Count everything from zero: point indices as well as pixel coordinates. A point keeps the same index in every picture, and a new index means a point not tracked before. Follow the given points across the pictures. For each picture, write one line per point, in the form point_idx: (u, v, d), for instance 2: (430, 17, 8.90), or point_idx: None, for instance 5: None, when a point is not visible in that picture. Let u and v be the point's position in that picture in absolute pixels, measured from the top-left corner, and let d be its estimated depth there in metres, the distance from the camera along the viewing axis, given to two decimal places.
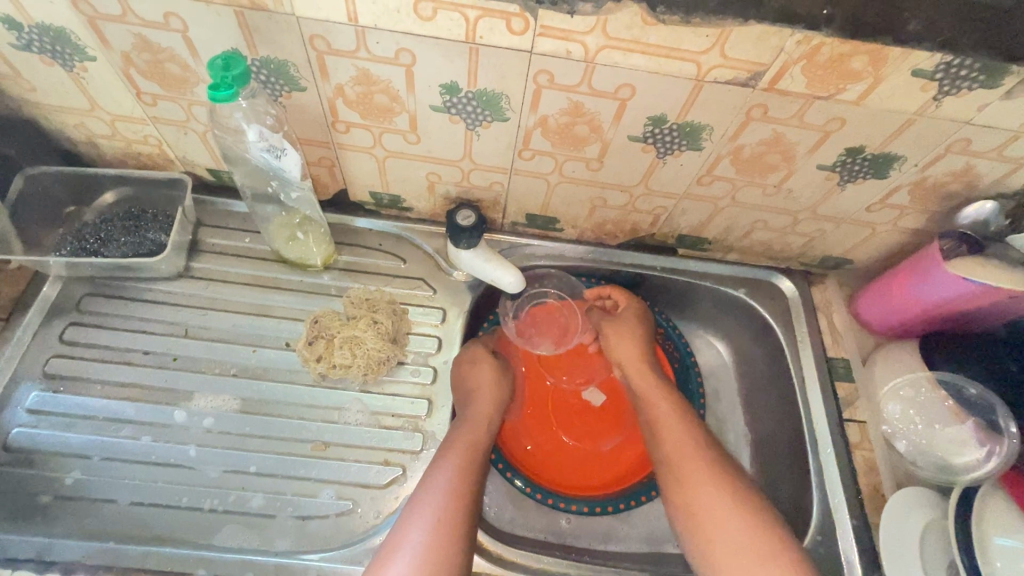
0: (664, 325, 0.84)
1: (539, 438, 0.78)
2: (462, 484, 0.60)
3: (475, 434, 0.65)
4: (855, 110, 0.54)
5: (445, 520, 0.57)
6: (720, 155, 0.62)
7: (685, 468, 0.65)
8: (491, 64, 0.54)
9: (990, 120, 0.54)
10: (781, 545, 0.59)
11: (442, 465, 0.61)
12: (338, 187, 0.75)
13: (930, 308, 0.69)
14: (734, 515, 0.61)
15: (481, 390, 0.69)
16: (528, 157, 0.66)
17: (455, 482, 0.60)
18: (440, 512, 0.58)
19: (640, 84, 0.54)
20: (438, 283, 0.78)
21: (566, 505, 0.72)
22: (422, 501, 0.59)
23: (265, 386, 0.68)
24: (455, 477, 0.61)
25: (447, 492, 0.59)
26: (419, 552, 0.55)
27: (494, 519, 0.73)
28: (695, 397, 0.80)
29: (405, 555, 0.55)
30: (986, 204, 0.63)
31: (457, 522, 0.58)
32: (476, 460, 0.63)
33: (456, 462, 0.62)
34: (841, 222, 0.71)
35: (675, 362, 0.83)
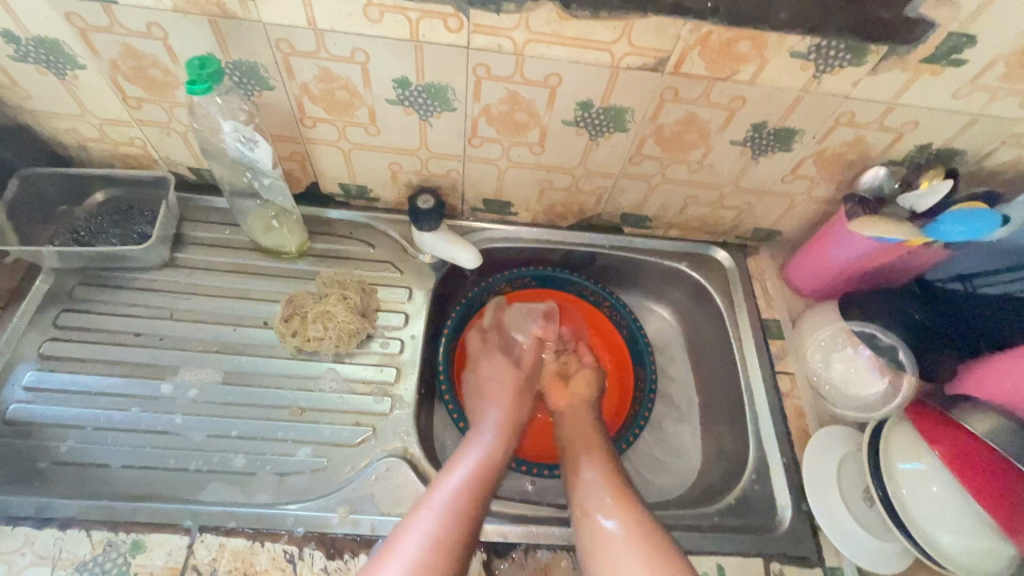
0: (608, 298, 0.91)
1: None
2: (481, 480, 0.67)
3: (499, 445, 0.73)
4: (751, 89, 0.63)
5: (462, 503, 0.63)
6: (644, 135, 0.70)
7: (590, 480, 0.69)
8: (435, 59, 0.62)
9: (865, 94, 0.63)
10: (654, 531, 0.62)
11: (462, 463, 0.68)
12: (310, 180, 0.82)
13: (847, 265, 0.78)
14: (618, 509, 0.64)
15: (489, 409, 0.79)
16: (477, 144, 0.74)
17: (476, 477, 0.67)
18: (462, 496, 0.64)
19: (565, 73, 0.62)
20: (405, 265, 0.85)
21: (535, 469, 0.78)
22: (442, 484, 0.65)
23: (245, 360, 0.74)
24: (474, 472, 0.68)
25: (469, 482, 0.66)
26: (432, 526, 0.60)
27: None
28: (646, 358, 0.87)
29: (416, 536, 0.59)
30: (879, 169, 0.72)
31: (473, 505, 0.63)
32: (491, 463, 0.70)
33: (477, 463, 0.69)
34: (762, 195, 0.80)
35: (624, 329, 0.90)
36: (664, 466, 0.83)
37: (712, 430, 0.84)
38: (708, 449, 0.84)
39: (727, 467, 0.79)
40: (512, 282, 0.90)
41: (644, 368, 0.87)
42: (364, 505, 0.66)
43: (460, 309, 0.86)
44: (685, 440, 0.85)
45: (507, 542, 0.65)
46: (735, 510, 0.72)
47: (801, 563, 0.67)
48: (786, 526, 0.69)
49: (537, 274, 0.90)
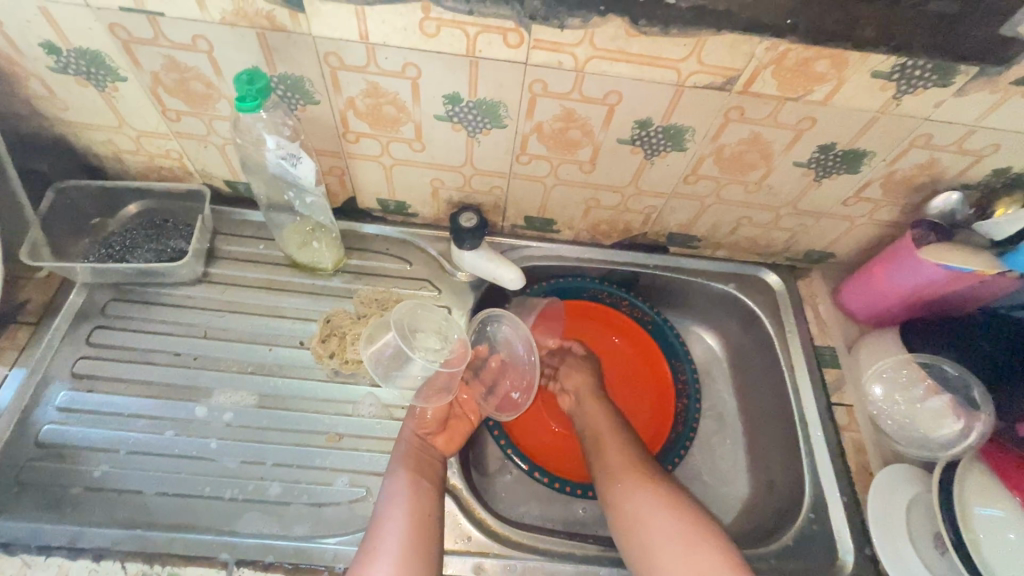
0: (627, 297, 0.88)
1: (557, 439, 0.82)
2: (418, 525, 0.60)
3: (414, 468, 0.65)
4: (823, 109, 0.59)
5: (404, 560, 0.57)
6: (703, 155, 0.67)
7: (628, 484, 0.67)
8: (490, 75, 0.59)
9: (946, 117, 0.59)
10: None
11: (393, 502, 0.61)
12: (348, 195, 0.80)
13: (908, 294, 0.75)
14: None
15: (419, 416, 0.70)
16: (525, 161, 0.71)
17: (410, 518, 0.60)
18: (403, 549, 0.57)
19: (627, 90, 0.59)
20: (444, 284, 0.82)
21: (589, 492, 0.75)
22: (381, 542, 0.58)
23: (280, 382, 0.72)
24: (404, 514, 0.60)
25: (401, 532, 0.58)
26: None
27: (514, 514, 0.75)
28: (681, 350, 0.86)
29: None
30: (952, 195, 0.68)
31: (419, 553, 0.58)
32: (422, 498, 0.62)
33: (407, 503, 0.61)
34: (820, 217, 0.76)
35: (648, 324, 0.88)
36: (710, 498, 0.79)
37: (761, 462, 0.80)
38: (756, 481, 0.80)
39: (779, 504, 0.75)
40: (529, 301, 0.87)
41: (682, 361, 0.86)
42: None
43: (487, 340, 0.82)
44: (732, 471, 0.81)
45: None
46: (791, 551, 0.68)
47: None
48: (848, 571, 0.66)
49: (552, 288, 0.86)
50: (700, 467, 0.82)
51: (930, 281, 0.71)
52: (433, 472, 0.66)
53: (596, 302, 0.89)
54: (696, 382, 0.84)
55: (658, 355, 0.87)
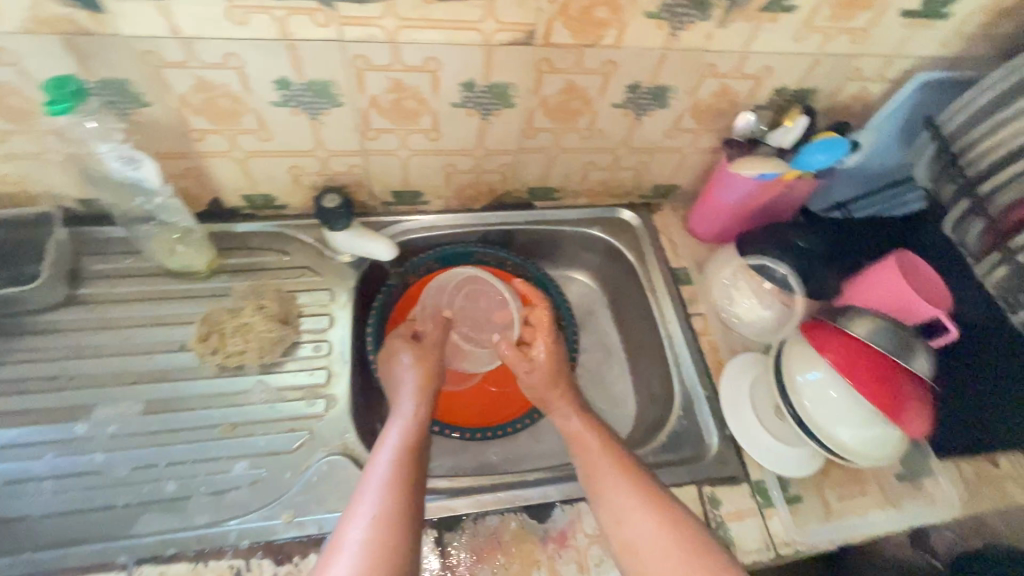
0: (510, 258, 0.93)
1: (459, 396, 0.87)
2: (405, 479, 0.61)
3: (408, 434, 0.67)
4: (618, 52, 0.67)
5: (388, 506, 0.57)
6: (532, 108, 0.74)
7: (609, 486, 0.63)
8: (312, 56, 0.63)
9: (719, 46, 0.68)
10: (692, 534, 0.59)
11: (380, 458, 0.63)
12: (210, 196, 0.81)
13: (737, 208, 0.85)
14: (650, 514, 0.60)
15: (405, 386, 0.75)
16: (373, 136, 0.75)
17: (397, 474, 0.61)
18: (387, 492, 0.59)
19: (443, 56, 0.65)
20: (324, 268, 0.85)
21: (493, 432, 0.81)
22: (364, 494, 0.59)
23: (165, 387, 0.72)
24: (391, 468, 0.62)
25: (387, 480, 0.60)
26: (362, 542, 0.54)
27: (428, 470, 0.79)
28: (558, 299, 0.92)
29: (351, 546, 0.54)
30: (749, 116, 0.77)
31: (402, 501, 0.58)
32: (414, 463, 0.64)
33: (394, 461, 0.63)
34: (653, 152, 0.85)
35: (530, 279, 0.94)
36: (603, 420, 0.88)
37: (642, 380, 0.89)
38: (641, 397, 0.88)
39: (659, 411, 0.83)
40: (416, 271, 0.90)
41: (560, 310, 0.92)
42: (309, 506, 0.66)
43: (375, 314, 0.85)
44: (619, 392, 0.90)
45: (456, 514, 0.66)
46: (667, 446, 0.77)
47: (731, 483, 0.72)
48: (714, 452, 0.75)
49: (439, 256, 0.91)
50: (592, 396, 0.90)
51: (750, 190, 0.81)
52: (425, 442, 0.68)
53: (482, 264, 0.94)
54: (575, 327, 0.91)
55: None
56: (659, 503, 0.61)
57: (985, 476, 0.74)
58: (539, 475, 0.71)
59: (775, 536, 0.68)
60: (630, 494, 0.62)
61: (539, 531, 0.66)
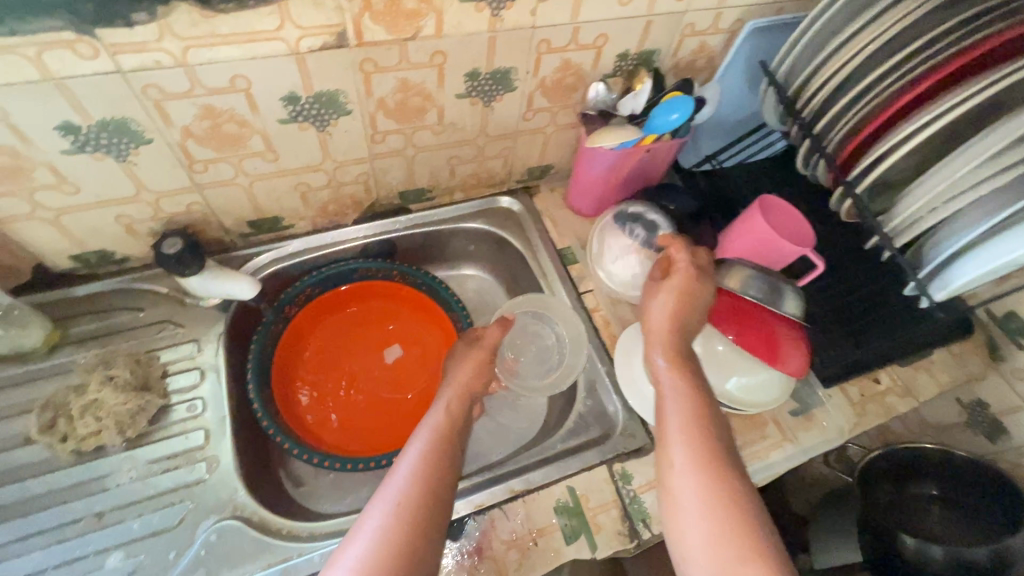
0: (395, 267, 0.89)
1: (365, 422, 0.84)
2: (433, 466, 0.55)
3: (445, 422, 0.62)
4: (443, 41, 0.63)
5: (415, 491, 0.51)
6: (371, 112, 0.69)
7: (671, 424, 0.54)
8: (91, 93, 0.55)
9: (547, 21, 0.66)
10: (734, 480, 0.50)
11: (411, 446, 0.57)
12: (28, 263, 0.71)
13: (608, 179, 0.85)
14: (702, 470, 0.50)
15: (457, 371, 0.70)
16: (202, 169, 0.68)
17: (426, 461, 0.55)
18: (415, 480, 0.52)
19: (249, 72, 0.59)
20: (186, 317, 0.78)
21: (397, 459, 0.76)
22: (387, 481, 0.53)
23: (10, 490, 0.64)
24: (428, 454, 0.56)
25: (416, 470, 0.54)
26: (380, 529, 0.48)
27: (339, 509, 0.75)
28: (451, 301, 0.88)
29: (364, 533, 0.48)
30: (599, 85, 0.77)
31: (428, 495, 0.52)
32: (448, 451, 0.58)
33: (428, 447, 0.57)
34: (515, 136, 0.83)
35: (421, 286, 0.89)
36: (517, 413, 0.87)
37: None
38: None
39: (567, 395, 0.83)
40: (296, 300, 0.85)
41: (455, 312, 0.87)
42: None
43: (253, 357, 0.78)
44: None
45: None
46: (576, 430, 0.76)
47: (639, 454, 0.73)
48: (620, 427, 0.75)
49: (316, 280, 0.85)
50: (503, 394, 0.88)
51: (614, 161, 0.81)
52: (459, 432, 0.62)
53: (368, 280, 0.89)
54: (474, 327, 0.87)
55: (438, 311, 0.90)
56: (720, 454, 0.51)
57: (867, 395, 0.79)
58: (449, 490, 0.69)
59: None
60: (692, 433, 0.52)
61: (455, 557, 0.63)
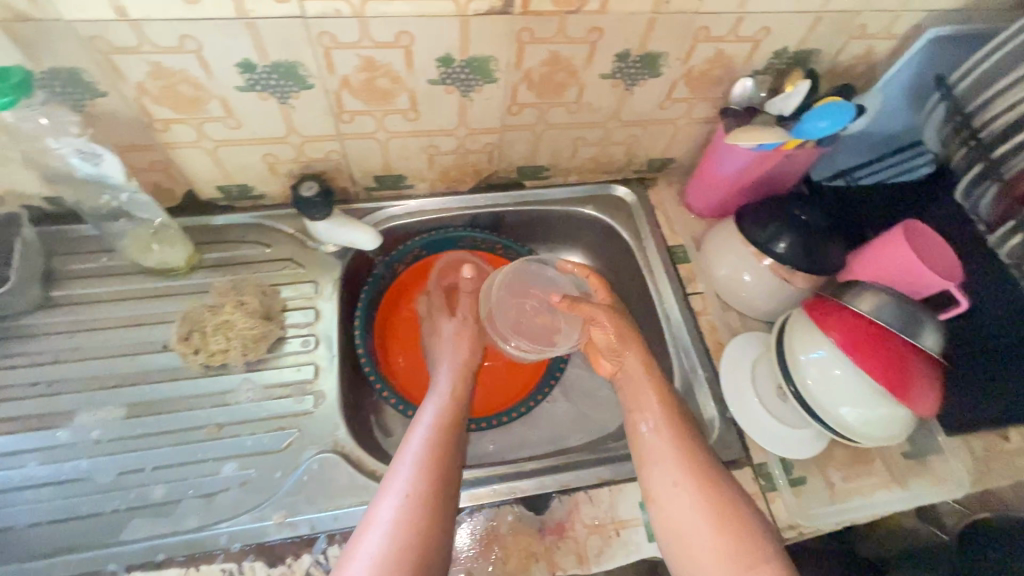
0: (500, 242, 0.90)
1: None
2: (432, 462, 0.61)
3: (445, 416, 0.68)
4: (604, 18, 0.62)
5: (420, 487, 0.58)
6: (515, 83, 0.69)
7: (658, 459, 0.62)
8: (274, 34, 0.58)
9: (713, 7, 0.63)
10: (733, 500, 0.59)
11: (414, 442, 0.63)
12: (182, 188, 0.77)
13: (735, 180, 0.81)
14: (691, 494, 0.59)
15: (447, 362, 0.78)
16: (348, 119, 0.71)
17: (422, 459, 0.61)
18: (416, 478, 0.58)
19: (415, 30, 0.60)
20: (307, 259, 0.82)
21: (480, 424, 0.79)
22: (393, 478, 0.59)
23: (147, 389, 0.70)
24: (428, 445, 0.63)
25: (419, 462, 0.60)
26: (390, 526, 0.54)
27: None
28: None
29: (379, 527, 0.54)
30: (746, 82, 0.74)
31: (430, 485, 0.58)
32: (446, 445, 0.64)
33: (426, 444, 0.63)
34: (646, 125, 0.81)
35: None
36: (601, 405, 0.86)
37: None
38: None
39: None
40: (405, 260, 0.88)
41: None
42: (300, 506, 0.64)
43: (362, 306, 0.82)
44: None
45: None
46: None
47: (732, 466, 0.71)
48: (714, 436, 0.73)
49: (425, 243, 0.87)
50: (589, 382, 0.88)
51: (746, 161, 0.77)
52: (461, 420, 0.69)
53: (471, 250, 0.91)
54: None
55: None
56: (705, 476, 0.60)
57: (994, 452, 0.72)
58: (536, 465, 0.70)
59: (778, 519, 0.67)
60: (676, 468, 0.61)
61: (537, 524, 0.65)
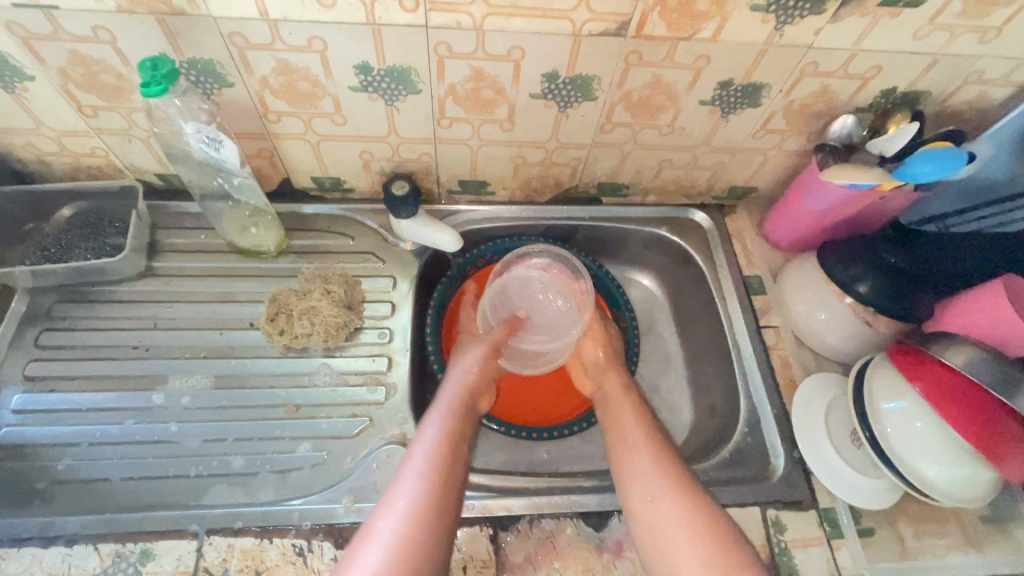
0: (570, 254, 0.91)
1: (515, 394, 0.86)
2: (436, 475, 0.59)
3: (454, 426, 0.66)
4: (714, 46, 0.63)
5: (423, 500, 0.56)
6: (613, 102, 0.70)
7: (629, 465, 0.65)
8: (395, 41, 0.61)
9: (827, 43, 0.63)
10: (702, 500, 0.60)
11: (418, 451, 0.61)
12: (281, 176, 0.81)
13: (824, 217, 0.80)
14: (663, 496, 0.60)
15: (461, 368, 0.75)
16: (447, 125, 0.73)
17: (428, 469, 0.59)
18: (420, 490, 0.57)
19: (528, 45, 0.62)
20: (388, 254, 0.85)
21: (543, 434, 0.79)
22: (397, 486, 0.58)
23: (234, 363, 0.75)
24: (433, 458, 0.61)
25: (424, 476, 0.58)
26: (392, 537, 0.53)
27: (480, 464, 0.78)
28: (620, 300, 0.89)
29: (381, 537, 0.53)
30: (848, 118, 0.73)
31: (434, 499, 0.57)
32: (452, 458, 0.62)
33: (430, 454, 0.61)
34: (735, 153, 0.80)
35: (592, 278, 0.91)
36: None
37: (702, 390, 0.86)
38: (699, 407, 0.86)
39: (719, 425, 0.81)
40: (477, 264, 0.90)
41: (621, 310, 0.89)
42: (367, 493, 0.66)
43: (436, 304, 0.84)
44: (676, 400, 0.87)
45: (512, 515, 0.66)
46: (729, 463, 0.74)
47: (797, 508, 0.69)
48: (779, 474, 0.72)
49: (498, 249, 0.89)
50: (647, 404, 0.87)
51: (842, 200, 0.76)
52: (468, 432, 0.67)
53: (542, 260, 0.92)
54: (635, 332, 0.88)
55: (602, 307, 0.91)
56: (676, 477, 0.62)
57: None
58: (595, 482, 0.70)
59: (842, 568, 0.65)
60: (648, 473, 0.63)
61: (594, 540, 0.65)
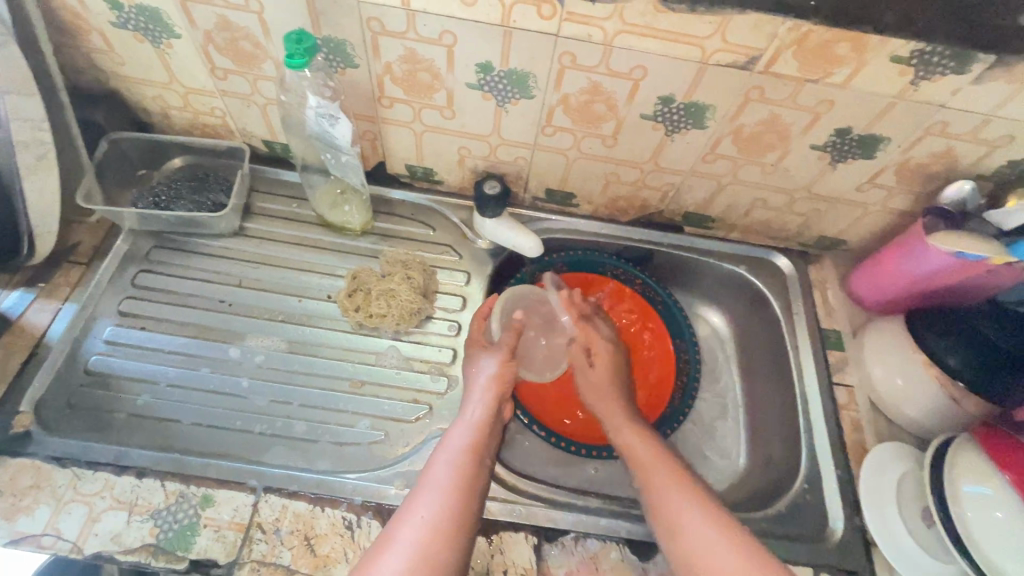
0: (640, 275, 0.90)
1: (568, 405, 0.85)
2: (457, 483, 0.60)
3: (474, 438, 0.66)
4: (842, 93, 0.61)
5: (440, 512, 0.57)
6: (721, 134, 0.70)
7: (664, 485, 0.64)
8: (522, 46, 0.62)
9: (962, 104, 0.60)
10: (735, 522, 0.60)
11: (439, 462, 0.62)
12: (378, 158, 0.84)
13: (918, 281, 0.76)
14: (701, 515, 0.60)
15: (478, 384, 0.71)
16: (550, 133, 0.74)
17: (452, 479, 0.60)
18: (439, 505, 0.58)
19: (651, 66, 0.62)
20: (465, 250, 0.86)
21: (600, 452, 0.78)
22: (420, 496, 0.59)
23: (308, 331, 0.77)
24: (455, 470, 0.61)
25: (445, 487, 0.59)
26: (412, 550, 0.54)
27: (528, 472, 0.78)
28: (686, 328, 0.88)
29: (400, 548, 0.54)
30: (964, 184, 0.68)
31: (457, 503, 0.58)
32: (472, 470, 0.62)
33: (450, 467, 0.62)
34: (834, 202, 0.78)
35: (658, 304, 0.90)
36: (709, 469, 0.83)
37: (759, 438, 0.84)
38: (754, 455, 0.83)
39: (775, 476, 0.78)
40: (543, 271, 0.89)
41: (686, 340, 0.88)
42: None
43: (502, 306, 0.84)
44: (731, 443, 0.85)
45: (558, 528, 0.66)
46: (784, 517, 0.72)
47: None
48: (837, 538, 0.69)
49: (569, 259, 0.89)
50: (700, 442, 0.85)
51: (941, 267, 0.72)
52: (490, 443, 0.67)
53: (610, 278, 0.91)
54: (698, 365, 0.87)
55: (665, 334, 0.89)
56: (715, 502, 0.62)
57: None
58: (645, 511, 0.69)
59: None
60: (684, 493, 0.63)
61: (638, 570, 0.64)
